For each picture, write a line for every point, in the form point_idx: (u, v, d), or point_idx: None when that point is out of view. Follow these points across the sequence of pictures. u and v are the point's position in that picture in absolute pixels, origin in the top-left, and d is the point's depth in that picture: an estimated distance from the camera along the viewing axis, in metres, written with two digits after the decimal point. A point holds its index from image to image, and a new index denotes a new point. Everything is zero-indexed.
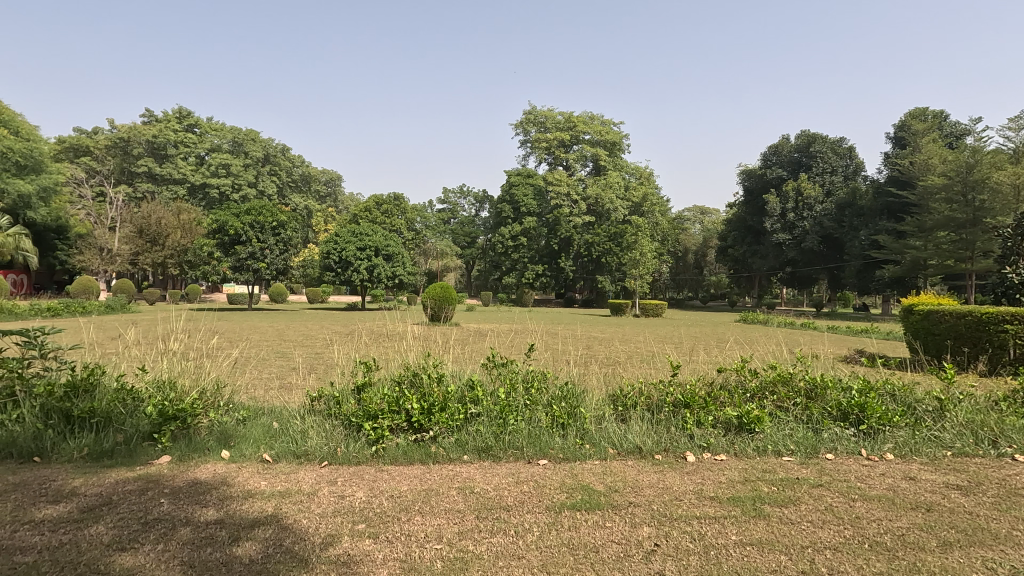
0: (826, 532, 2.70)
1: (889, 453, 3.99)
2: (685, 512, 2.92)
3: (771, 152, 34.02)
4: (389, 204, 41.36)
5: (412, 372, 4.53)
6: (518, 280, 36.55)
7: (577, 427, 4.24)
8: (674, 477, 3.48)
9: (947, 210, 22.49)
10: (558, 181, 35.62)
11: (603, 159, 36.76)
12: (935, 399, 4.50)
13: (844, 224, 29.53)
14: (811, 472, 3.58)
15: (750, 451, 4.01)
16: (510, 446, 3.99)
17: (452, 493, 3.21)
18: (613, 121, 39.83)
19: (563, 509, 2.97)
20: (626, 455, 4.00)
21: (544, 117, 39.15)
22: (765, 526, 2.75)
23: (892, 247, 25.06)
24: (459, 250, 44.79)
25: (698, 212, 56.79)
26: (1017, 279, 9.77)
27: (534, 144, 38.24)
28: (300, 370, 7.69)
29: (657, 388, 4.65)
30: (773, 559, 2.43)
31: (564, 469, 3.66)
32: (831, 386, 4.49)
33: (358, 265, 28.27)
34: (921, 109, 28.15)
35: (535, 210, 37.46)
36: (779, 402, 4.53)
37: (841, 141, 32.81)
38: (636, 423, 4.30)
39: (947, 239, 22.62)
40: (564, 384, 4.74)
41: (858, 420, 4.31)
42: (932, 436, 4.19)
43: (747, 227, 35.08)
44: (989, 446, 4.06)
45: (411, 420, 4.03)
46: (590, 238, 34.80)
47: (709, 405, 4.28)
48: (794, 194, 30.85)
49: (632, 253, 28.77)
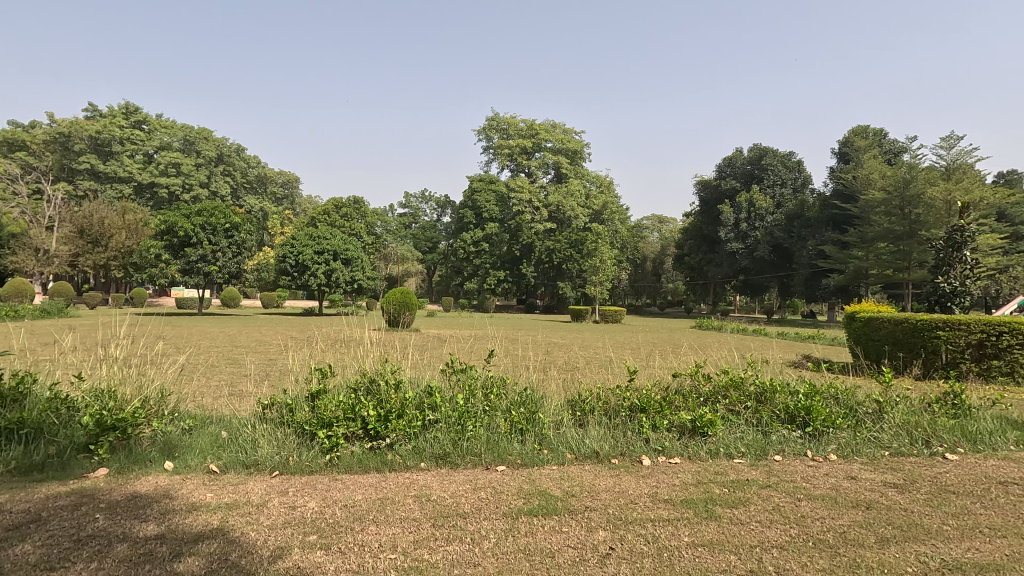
0: (774, 531, 2.79)
1: (833, 453, 4.17)
2: (640, 514, 2.97)
3: (725, 164, 35.04)
4: (349, 207, 40.86)
5: (369, 379, 4.45)
6: (479, 285, 36.48)
7: (535, 432, 4.26)
8: (630, 480, 3.53)
9: (887, 223, 23.79)
10: (521, 187, 35.81)
11: (564, 166, 37.24)
12: (874, 402, 4.71)
13: (793, 234, 30.73)
14: (760, 473, 3.70)
15: (704, 454, 4.10)
16: (468, 452, 3.96)
17: (409, 500, 3.16)
18: (574, 130, 40.42)
19: (521, 515, 2.97)
20: (584, 460, 4.02)
21: (507, 124, 39.05)
22: (716, 527, 2.82)
23: (836, 257, 26.30)
24: (421, 255, 44.38)
25: (656, 221, 58.38)
26: (948, 288, 10.38)
27: (497, 151, 38.38)
28: (252, 377, 7.44)
29: (614, 393, 4.72)
30: (724, 559, 2.49)
31: (522, 476, 3.64)
32: (780, 390, 4.66)
33: (315, 269, 27.63)
34: (863, 126, 29.68)
35: (498, 216, 37.80)
36: (731, 406, 4.68)
37: (791, 155, 34.15)
38: (594, 427, 4.34)
39: (887, 250, 23.95)
40: (524, 389, 4.76)
41: (804, 423, 4.49)
42: (872, 437, 4.39)
43: (703, 236, 36.10)
44: (923, 446, 4.31)
45: (367, 428, 3.95)
46: (551, 244, 34.98)
47: (665, 409, 4.39)
48: (746, 205, 32.02)
49: (592, 260, 29.15)
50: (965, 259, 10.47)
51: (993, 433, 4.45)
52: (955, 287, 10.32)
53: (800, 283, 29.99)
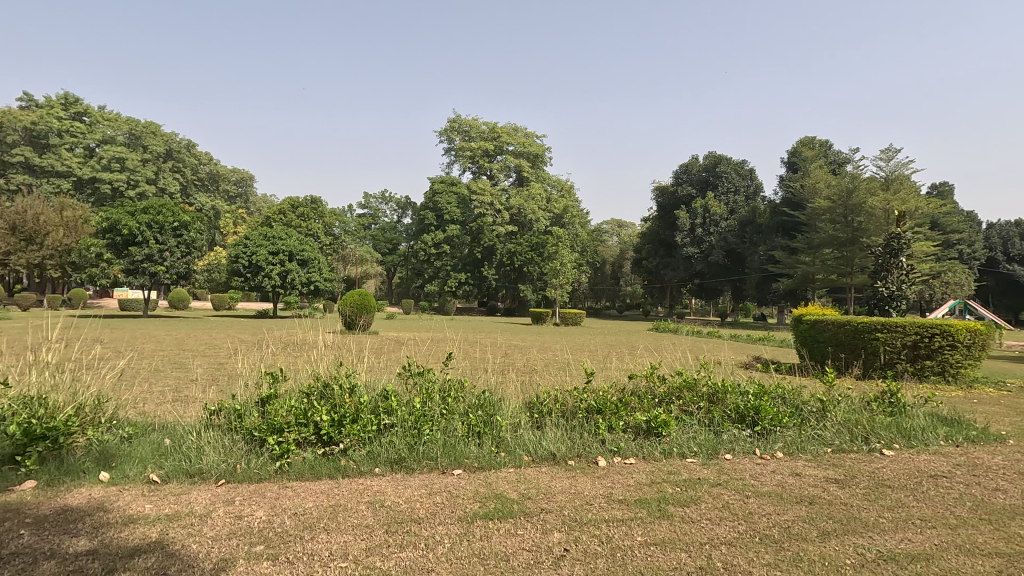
0: (724, 528, 2.86)
1: (779, 451, 4.32)
2: (595, 515, 3.00)
3: (682, 170, 35.94)
4: (306, 207, 39.92)
5: (323, 383, 4.34)
6: (440, 288, 36.13)
7: (492, 435, 4.25)
8: (586, 481, 3.57)
9: (832, 230, 24.93)
10: (482, 190, 35.76)
11: (526, 169, 37.44)
12: (818, 401, 4.92)
13: (745, 240, 31.80)
14: (711, 472, 3.80)
15: (657, 454, 4.18)
16: (424, 457, 3.91)
17: (362, 507, 3.09)
18: (536, 134, 40.69)
19: (476, 519, 2.95)
20: (541, 462, 4.03)
21: (469, 126, 38.95)
22: (669, 526, 2.88)
23: (785, 262, 27.35)
24: (380, 256, 43.69)
25: (615, 225, 59.38)
26: (885, 292, 10.97)
27: (459, 153, 38.20)
28: (198, 382, 7.12)
29: (572, 395, 4.77)
30: (675, 557, 2.54)
31: (479, 479, 3.62)
32: (731, 390, 4.81)
33: (269, 270, 26.79)
34: (810, 137, 31.02)
35: (459, 218, 37.62)
36: (684, 406, 4.80)
37: (744, 164, 35.32)
38: (551, 429, 4.37)
39: (832, 255, 25.06)
40: (481, 392, 4.74)
41: (753, 422, 4.64)
42: (816, 434, 4.58)
43: (660, 240, 36.91)
44: (862, 443, 4.51)
45: (320, 433, 3.85)
46: (512, 247, 35.06)
47: (620, 410, 4.46)
48: (702, 211, 32.92)
49: (553, 263, 29.38)
50: (901, 265, 11.08)
51: (925, 429, 4.72)
52: (892, 291, 10.92)
53: (752, 287, 31.08)
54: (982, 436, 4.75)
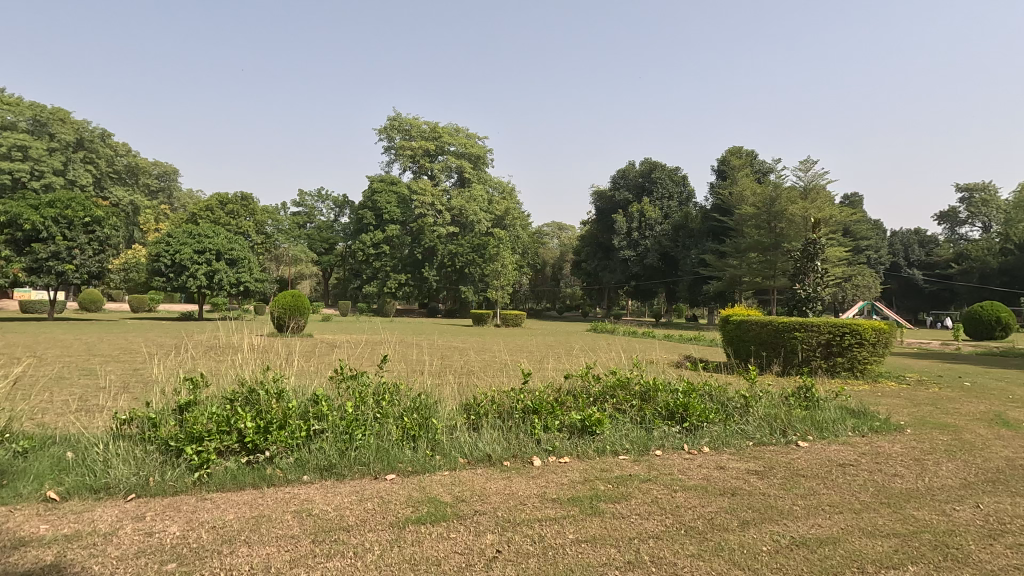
0: (652, 522, 2.95)
1: (705, 446, 4.51)
2: (528, 515, 3.01)
3: (619, 176, 36.95)
4: (235, 204, 38.12)
5: (248, 388, 4.12)
6: (379, 289, 35.42)
7: (428, 438, 4.19)
8: (520, 482, 3.58)
9: (757, 235, 26.47)
10: (423, 190, 35.32)
11: (467, 170, 37.33)
12: (741, 397, 5.18)
13: (678, 244, 33.10)
14: (641, 468, 3.91)
15: (591, 452, 4.26)
16: (356, 463, 3.79)
17: (288, 517, 2.96)
18: (478, 136, 40.65)
19: (408, 524, 2.89)
20: (476, 464, 4.00)
21: (410, 125, 38.31)
22: (600, 523, 2.93)
23: (715, 265, 28.68)
24: (316, 256, 42.26)
25: (555, 228, 60.30)
26: (803, 293, 11.74)
27: (399, 152, 37.55)
28: (106, 390, 6.57)
29: (508, 396, 4.77)
30: (605, 553, 2.58)
31: (413, 483, 3.54)
32: (662, 388, 4.98)
33: (195, 270, 25.33)
34: (737, 147, 32.71)
35: (399, 218, 37.02)
36: (618, 405, 4.92)
37: (677, 171, 36.74)
38: (487, 431, 4.36)
39: (757, 259, 26.53)
40: (417, 395, 4.67)
41: (682, 419, 4.82)
42: (740, 429, 4.81)
43: (598, 243, 37.79)
44: (780, 436, 4.78)
45: (244, 441, 3.66)
46: (453, 248, 34.88)
47: (556, 410, 4.51)
48: (638, 215, 33.99)
49: (494, 264, 29.44)
50: (817, 269, 11.88)
51: (836, 421, 5.07)
52: (809, 293, 11.68)
53: (684, 289, 32.38)
54: (884, 427, 5.16)
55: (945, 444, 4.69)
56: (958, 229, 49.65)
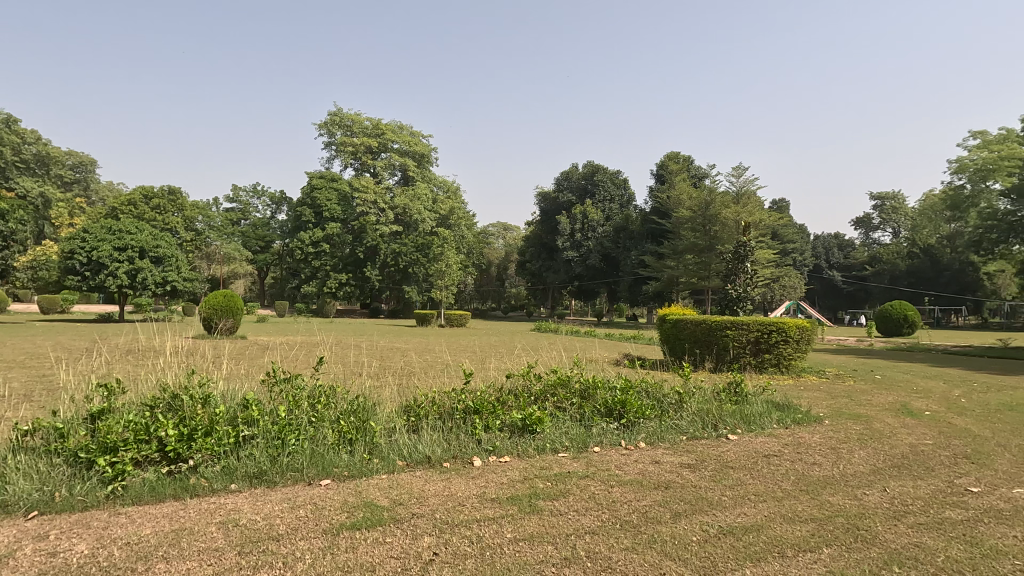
0: (588, 518, 3.00)
1: (641, 441, 4.63)
2: (467, 516, 3.00)
3: (563, 177, 37.50)
4: (161, 198, 35.94)
5: (171, 393, 3.88)
6: (318, 289, 34.31)
7: (365, 441, 4.09)
8: (459, 483, 3.55)
9: (693, 237, 27.53)
10: (365, 187, 34.48)
11: (411, 169, 36.77)
12: (676, 394, 5.37)
13: (619, 245, 33.97)
14: (580, 465, 3.98)
15: (531, 450, 4.28)
16: (289, 469, 3.64)
17: (212, 528, 2.80)
18: (422, 133, 40.12)
19: (341, 530, 2.80)
20: (415, 466, 3.94)
21: (352, 121, 37.29)
22: (537, 521, 2.95)
23: (654, 266, 29.66)
24: (251, 255, 40.42)
25: (500, 228, 60.46)
26: (734, 293, 12.32)
27: (340, 148, 36.47)
28: (3, 400, 5.98)
29: (450, 396, 4.74)
30: (542, 551, 2.60)
31: (348, 488, 3.44)
32: (601, 386, 5.09)
33: (114, 268, 23.64)
34: (675, 153, 33.89)
35: (340, 216, 36.01)
36: (558, 403, 4.99)
37: (618, 174, 37.66)
38: (427, 432, 4.30)
39: (693, 260, 27.63)
40: (355, 397, 4.54)
41: (619, 415, 4.94)
42: (674, 424, 4.98)
43: (542, 244, 38.20)
44: (712, 429, 4.99)
45: (165, 450, 3.44)
46: (396, 247, 34.28)
47: (497, 410, 4.51)
48: (580, 217, 34.62)
49: (438, 264, 29.15)
50: (747, 270, 12.49)
51: (762, 414, 5.35)
52: (739, 293, 12.27)
53: (625, 289, 33.29)
54: (805, 418, 5.49)
55: (857, 433, 5.04)
56: (871, 234, 53.73)
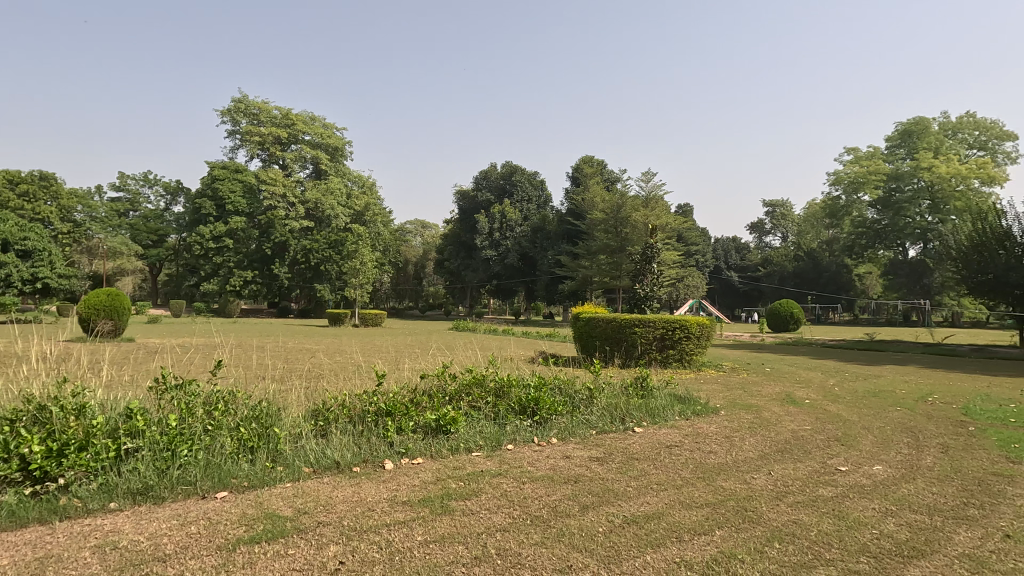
0: (500, 516, 3.03)
1: (553, 437, 4.74)
2: (376, 521, 2.92)
3: (482, 177, 37.56)
4: (31, 184, 31.90)
5: (36, 405, 3.46)
6: (220, 287, 31.99)
7: (268, 449, 3.87)
8: (369, 487, 3.45)
9: (606, 239, 28.58)
10: (273, 180, 32.54)
11: (324, 162, 35.22)
12: (586, 390, 5.56)
13: (536, 245, 34.59)
14: (493, 463, 4.01)
15: (445, 451, 4.25)
16: (180, 482, 3.36)
17: (85, 554, 2.53)
18: (336, 126, 38.54)
19: (238, 545, 2.63)
20: (322, 473, 3.78)
21: (258, 109, 35.10)
22: (449, 522, 2.94)
23: (570, 266, 30.47)
24: (141, 250, 36.91)
25: (418, 225, 59.52)
26: (641, 293, 12.95)
27: (245, 137, 34.17)
28: None
29: (360, 399, 4.60)
30: (452, 551, 2.59)
31: (247, 500, 3.23)
32: (515, 384, 5.16)
33: None
34: (589, 157, 35.00)
35: (245, 209, 33.77)
36: (473, 402, 5.01)
37: (536, 175, 38.26)
38: (336, 437, 4.15)
39: (606, 261, 28.69)
40: (257, 403, 4.28)
41: (532, 413, 5.02)
42: (584, 419, 5.15)
43: (461, 243, 38.07)
44: (619, 423, 5.20)
45: (29, 468, 3.06)
46: (308, 244, 32.72)
47: (410, 411, 4.44)
48: (499, 216, 34.87)
49: (352, 262, 28.14)
50: (653, 271, 13.16)
51: (665, 407, 5.65)
52: (646, 293, 12.92)
53: (542, 288, 33.95)
54: (703, 409, 5.87)
55: (748, 422, 5.48)
56: (764, 238, 58.52)
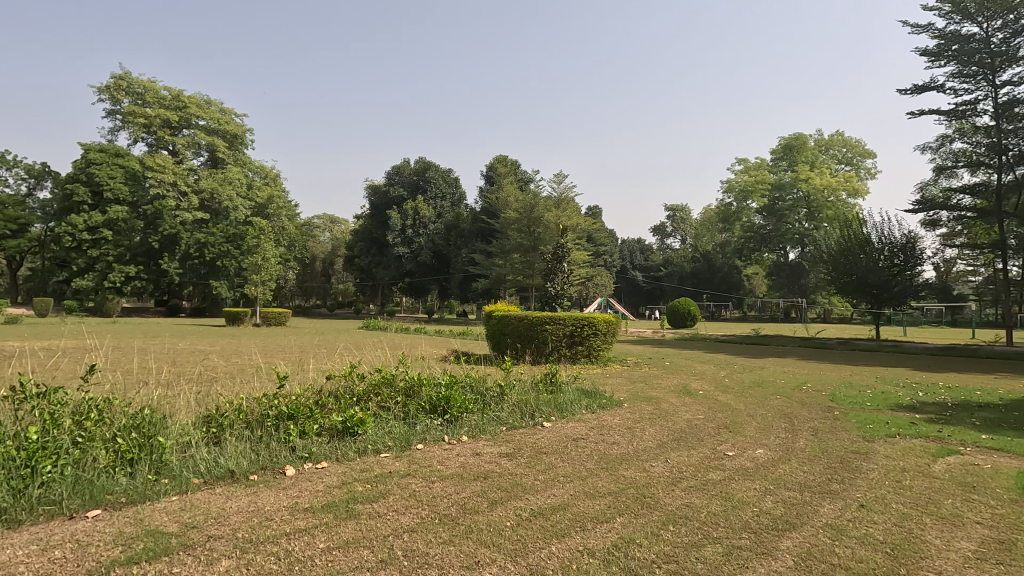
0: (408, 516, 2.98)
1: (464, 434, 4.74)
2: (274, 531, 2.77)
3: (394, 172, 36.68)
4: None
5: None
6: (96, 284, 28.80)
7: (151, 460, 3.54)
8: (268, 496, 3.26)
9: (519, 238, 29.01)
10: (161, 166, 29.66)
11: (221, 150, 32.74)
12: (497, 387, 5.63)
13: (450, 242, 34.39)
14: (402, 464, 3.94)
15: (352, 453, 4.11)
16: (42, 502, 2.99)
17: None
18: (235, 111, 35.94)
19: (114, 568, 2.38)
20: (215, 482, 3.51)
21: (143, 88, 31.84)
22: (354, 525, 2.85)
23: (483, 264, 30.58)
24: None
25: (327, 220, 57.06)
26: (552, 291, 13.29)
27: (128, 118, 30.91)
28: None
29: (259, 403, 4.33)
30: (357, 556, 2.52)
31: (125, 517, 2.93)
32: (425, 383, 5.11)
33: None
34: (503, 156, 35.30)
35: (127, 198, 30.50)
36: (382, 403, 4.90)
37: (450, 172, 37.94)
38: (231, 444, 3.88)
39: (518, 259, 29.11)
40: (139, 410, 3.90)
41: (443, 411, 4.99)
42: (495, 416, 5.19)
43: (372, 239, 37.01)
44: (530, 419, 5.30)
45: None
46: (202, 237, 30.31)
47: (314, 414, 4.26)
48: (412, 213, 34.28)
49: (253, 257, 26.37)
50: (563, 270, 13.54)
51: (573, 401, 5.84)
52: (557, 291, 13.29)
53: (455, 287, 33.82)
54: (608, 403, 6.13)
55: (649, 413, 5.81)
56: (666, 240, 62.22)
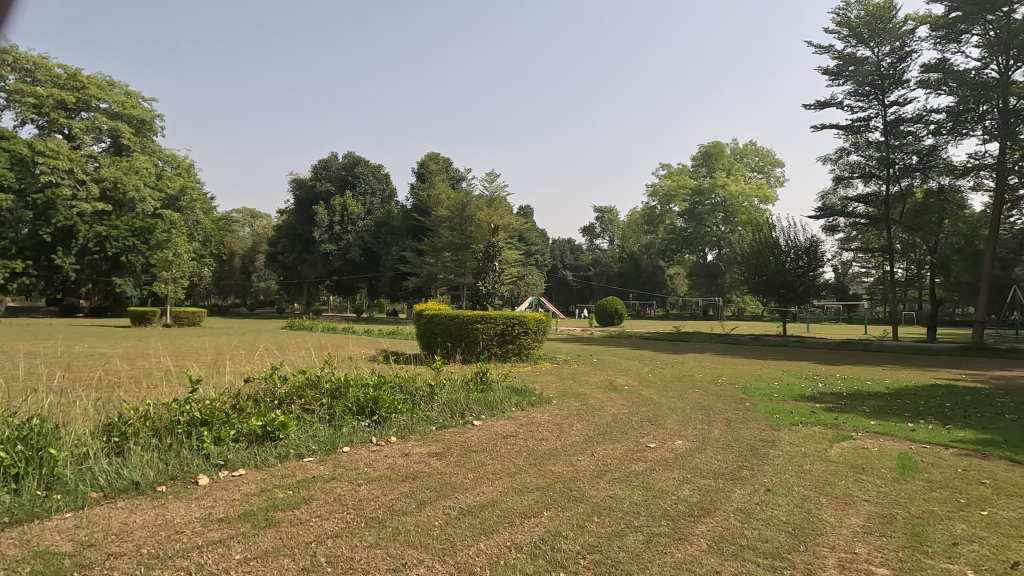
0: (332, 522, 2.89)
1: (392, 435, 4.65)
2: (184, 544, 2.60)
3: (321, 166, 35.32)
4: None
5: None
6: None
7: (40, 475, 3.21)
8: (177, 507, 3.06)
9: (450, 236, 28.82)
10: (55, 150, 26.61)
11: (126, 136, 30.20)
12: (428, 387, 5.58)
13: (380, 240, 33.61)
14: (326, 467, 3.81)
15: (272, 459, 3.94)
16: None
17: None
18: (142, 95, 33.27)
19: None
20: (116, 496, 3.24)
21: (33, 64, 28.68)
22: (274, 533, 2.73)
23: (414, 262, 30.11)
24: None
25: (247, 214, 54.07)
26: (484, 290, 13.33)
27: (14, 97, 27.80)
28: None
29: (168, 408, 4.05)
30: (277, 565, 2.42)
31: (6, 539, 2.64)
32: (352, 385, 4.98)
33: None
34: (434, 154, 34.89)
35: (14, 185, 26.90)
36: (306, 405, 4.72)
37: (380, 168, 37.01)
38: (136, 453, 3.60)
39: (450, 258, 28.93)
40: (26, 421, 3.54)
41: (371, 412, 4.88)
42: (425, 416, 5.14)
43: (297, 235, 35.49)
44: (460, 418, 5.28)
45: None
46: (104, 231, 27.86)
47: (231, 418, 4.03)
48: (340, 209, 33.18)
49: (163, 253, 24.52)
50: (495, 269, 13.61)
51: (503, 399, 5.89)
52: (488, 289, 13.34)
53: (385, 285, 33.10)
54: (537, 400, 6.24)
55: (576, 409, 5.96)
56: (594, 240, 64.03)
